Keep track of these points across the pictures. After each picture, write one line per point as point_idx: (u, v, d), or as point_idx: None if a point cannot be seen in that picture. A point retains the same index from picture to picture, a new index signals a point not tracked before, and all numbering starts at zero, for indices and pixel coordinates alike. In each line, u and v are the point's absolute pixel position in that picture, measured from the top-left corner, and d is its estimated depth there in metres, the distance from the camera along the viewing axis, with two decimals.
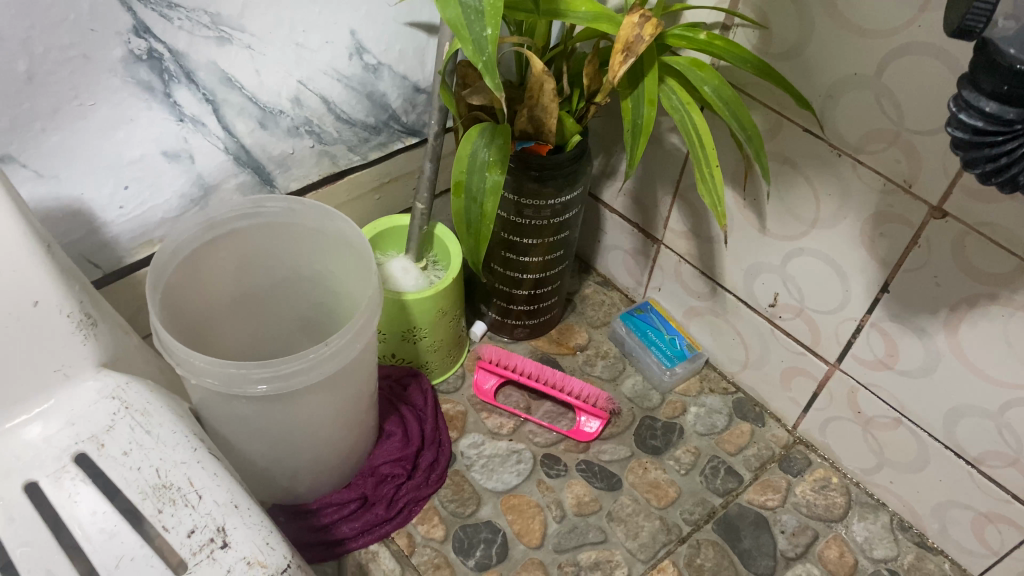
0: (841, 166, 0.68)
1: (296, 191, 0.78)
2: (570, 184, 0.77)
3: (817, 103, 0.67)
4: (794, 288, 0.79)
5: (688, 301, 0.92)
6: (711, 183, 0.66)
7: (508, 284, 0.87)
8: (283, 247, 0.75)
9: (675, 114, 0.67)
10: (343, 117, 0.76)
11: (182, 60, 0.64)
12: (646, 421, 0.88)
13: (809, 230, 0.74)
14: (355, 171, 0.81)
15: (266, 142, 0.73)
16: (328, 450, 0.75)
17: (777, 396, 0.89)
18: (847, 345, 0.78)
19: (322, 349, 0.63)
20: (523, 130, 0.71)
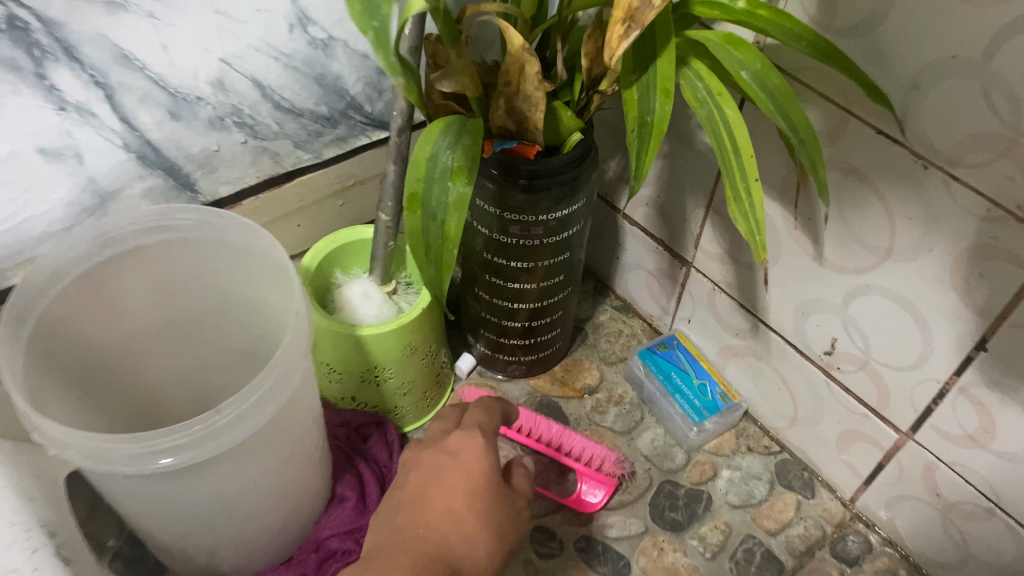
0: (926, 183, 0.51)
1: (228, 198, 0.63)
2: (569, 197, 0.60)
3: (897, 96, 0.49)
4: (858, 335, 0.61)
5: (723, 339, 0.74)
6: (746, 203, 0.49)
7: (497, 314, 0.71)
8: (205, 267, 0.60)
9: (700, 108, 0.50)
10: (284, 105, 0.60)
11: (58, 31, 0.47)
12: (665, 487, 0.71)
13: (879, 262, 0.56)
14: (307, 172, 0.66)
15: (181, 137, 0.57)
16: (258, 527, 0.59)
17: (830, 461, 0.71)
18: (925, 414, 0.60)
19: (214, 417, 0.47)
20: (502, 126, 0.55)
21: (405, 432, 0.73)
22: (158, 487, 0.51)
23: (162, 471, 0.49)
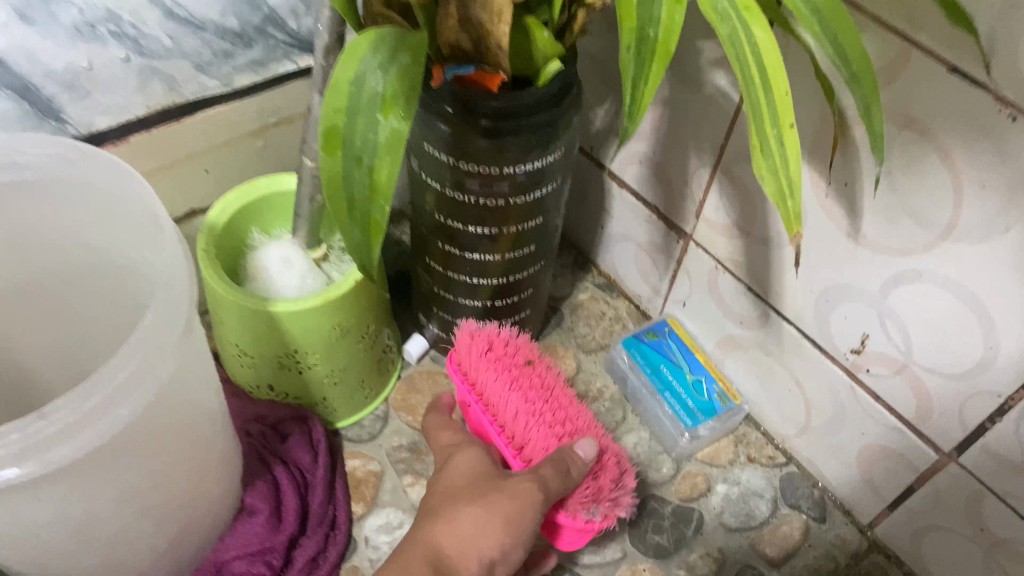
0: (1013, 140, 0.38)
1: (108, 133, 0.49)
2: (543, 145, 0.47)
3: (985, 18, 0.36)
4: (896, 331, 0.49)
5: (724, 327, 0.62)
6: (777, 157, 0.36)
7: (454, 291, 0.58)
8: (68, 224, 0.47)
9: (718, 24, 0.36)
10: (177, 13, 0.47)
11: None
12: (649, 504, 0.60)
13: (934, 242, 0.44)
14: (212, 105, 0.52)
15: (34, 47, 0.43)
16: (132, 553, 0.47)
17: (846, 479, 0.59)
18: (976, 433, 0.48)
19: (37, 426, 0.34)
20: (452, 44, 0.41)
21: (337, 429, 0.61)
22: None
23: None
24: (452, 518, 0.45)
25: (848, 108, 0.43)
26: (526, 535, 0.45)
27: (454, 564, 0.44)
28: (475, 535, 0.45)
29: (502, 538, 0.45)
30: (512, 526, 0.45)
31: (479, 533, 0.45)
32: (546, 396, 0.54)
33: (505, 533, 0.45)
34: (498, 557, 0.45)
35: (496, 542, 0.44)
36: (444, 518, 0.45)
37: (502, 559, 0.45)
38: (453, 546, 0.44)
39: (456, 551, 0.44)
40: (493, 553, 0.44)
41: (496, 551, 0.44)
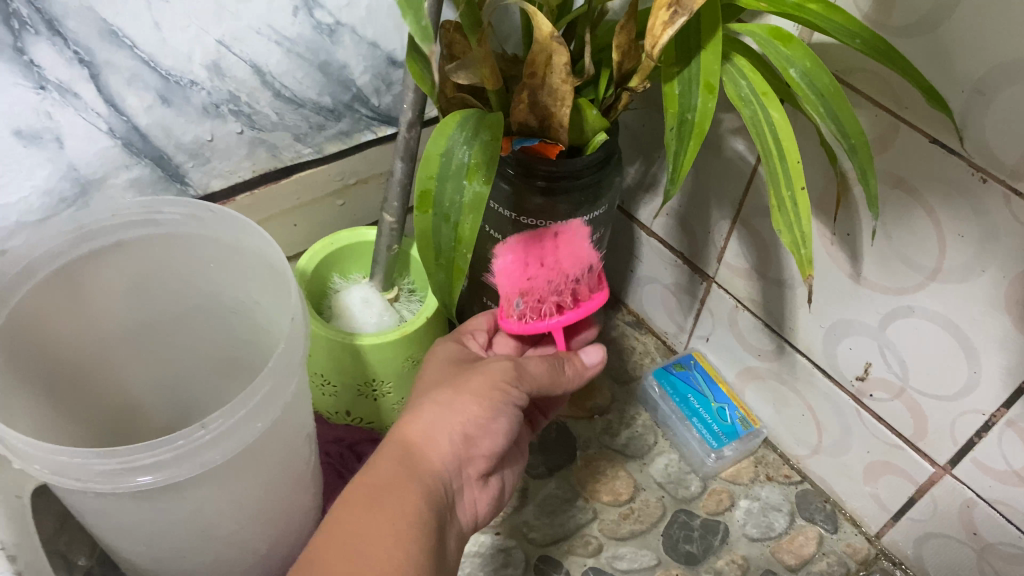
0: (984, 198, 0.46)
1: (220, 192, 0.60)
2: (590, 202, 0.56)
3: (957, 101, 0.45)
4: (894, 360, 0.57)
5: (744, 359, 0.70)
6: (792, 215, 0.44)
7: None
8: (190, 274, 0.57)
9: (743, 108, 0.45)
10: (284, 94, 0.57)
11: (40, 3, 0.44)
12: (680, 517, 0.67)
13: (924, 283, 0.52)
14: (302, 169, 0.63)
15: (172, 123, 0.54)
16: (237, 552, 0.55)
17: (855, 493, 0.67)
18: (966, 447, 0.55)
19: (200, 433, 0.43)
20: (522, 122, 0.51)
21: None
22: (132, 507, 0.46)
23: (132, 492, 0.44)
24: (418, 417, 0.47)
25: (849, 171, 0.52)
26: (506, 405, 0.49)
27: (421, 452, 0.46)
28: (447, 416, 0.47)
29: (474, 408, 0.48)
30: (484, 400, 0.48)
31: (444, 415, 0.47)
32: (536, 261, 0.55)
33: (490, 404, 0.48)
34: (469, 432, 0.47)
35: (462, 439, 0.47)
36: (409, 418, 0.47)
37: (462, 445, 0.47)
38: (422, 430, 0.47)
39: (423, 440, 0.46)
40: (460, 437, 0.47)
41: (465, 427, 0.47)
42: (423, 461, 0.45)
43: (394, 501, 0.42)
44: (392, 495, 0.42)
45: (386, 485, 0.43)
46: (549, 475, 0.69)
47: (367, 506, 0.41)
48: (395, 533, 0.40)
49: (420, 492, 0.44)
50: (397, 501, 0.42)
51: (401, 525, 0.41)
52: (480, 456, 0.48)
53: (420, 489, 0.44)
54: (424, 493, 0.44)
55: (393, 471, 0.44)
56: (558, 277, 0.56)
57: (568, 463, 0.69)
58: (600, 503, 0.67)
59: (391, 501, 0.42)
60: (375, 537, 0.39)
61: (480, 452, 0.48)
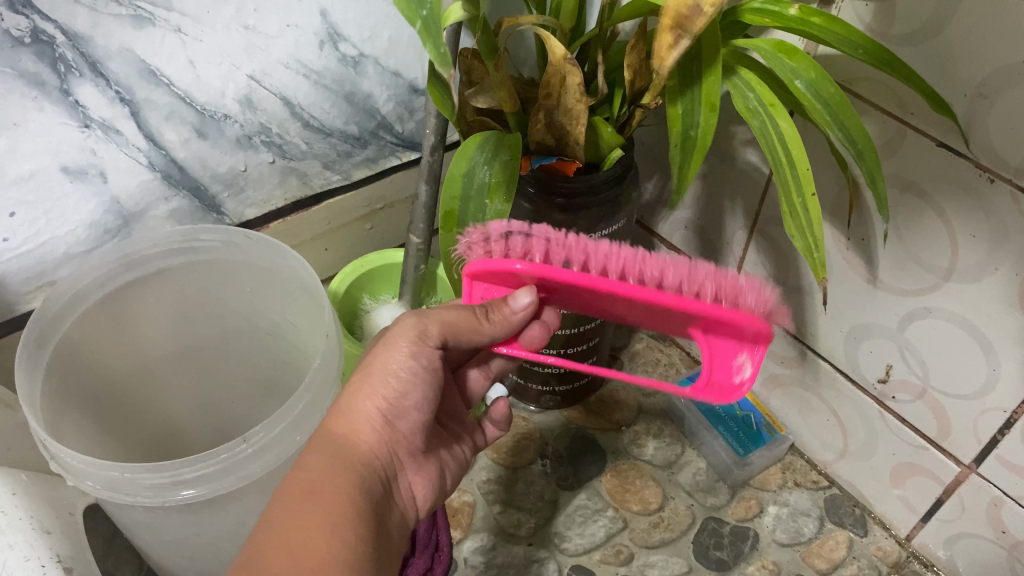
0: (993, 198, 0.47)
1: (253, 220, 0.63)
2: (608, 218, 0.57)
3: (960, 105, 0.46)
4: (915, 361, 0.58)
5: (768, 367, 0.72)
6: (803, 219, 0.46)
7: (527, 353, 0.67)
8: (227, 299, 0.59)
9: (752, 119, 0.47)
10: (312, 124, 0.60)
11: (84, 46, 0.47)
12: (709, 524, 0.68)
13: (939, 283, 0.53)
14: (333, 195, 0.66)
15: (207, 155, 0.56)
16: None
17: (883, 496, 0.67)
18: (990, 445, 0.55)
19: (242, 446, 0.45)
20: (540, 141, 0.53)
21: None
22: (178, 520, 0.48)
23: (180, 505, 0.46)
24: (341, 412, 0.43)
25: (859, 176, 0.53)
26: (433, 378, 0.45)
27: (351, 441, 0.42)
28: (364, 402, 0.43)
29: (393, 389, 0.43)
30: (397, 377, 0.43)
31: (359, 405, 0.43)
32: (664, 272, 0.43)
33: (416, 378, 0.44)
34: (387, 414, 0.44)
35: (377, 429, 0.43)
36: (335, 414, 0.43)
37: (382, 433, 0.43)
38: (346, 421, 0.43)
39: (349, 431, 0.42)
40: (378, 423, 0.43)
41: (388, 410, 0.44)
42: (352, 454, 0.41)
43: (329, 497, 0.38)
44: (329, 481, 0.39)
45: (315, 481, 0.39)
46: (580, 486, 0.70)
47: (305, 496, 0.38)
48: (333, 518, 0.37)
49: (351, 482, 0.40)
50: (340, 484, 0.40)
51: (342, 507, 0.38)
52: (410, 441, 0.45)
53: (347, 487, 0.40)
54: (362, 474, 0.41)
55: (322, 461, 0.40)
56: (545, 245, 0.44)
57: (597, 475, 0.71)
58: (630, 512, 0.68)
59: (321, 505, 0.37)
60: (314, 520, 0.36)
61: (399, 440, 0.44)
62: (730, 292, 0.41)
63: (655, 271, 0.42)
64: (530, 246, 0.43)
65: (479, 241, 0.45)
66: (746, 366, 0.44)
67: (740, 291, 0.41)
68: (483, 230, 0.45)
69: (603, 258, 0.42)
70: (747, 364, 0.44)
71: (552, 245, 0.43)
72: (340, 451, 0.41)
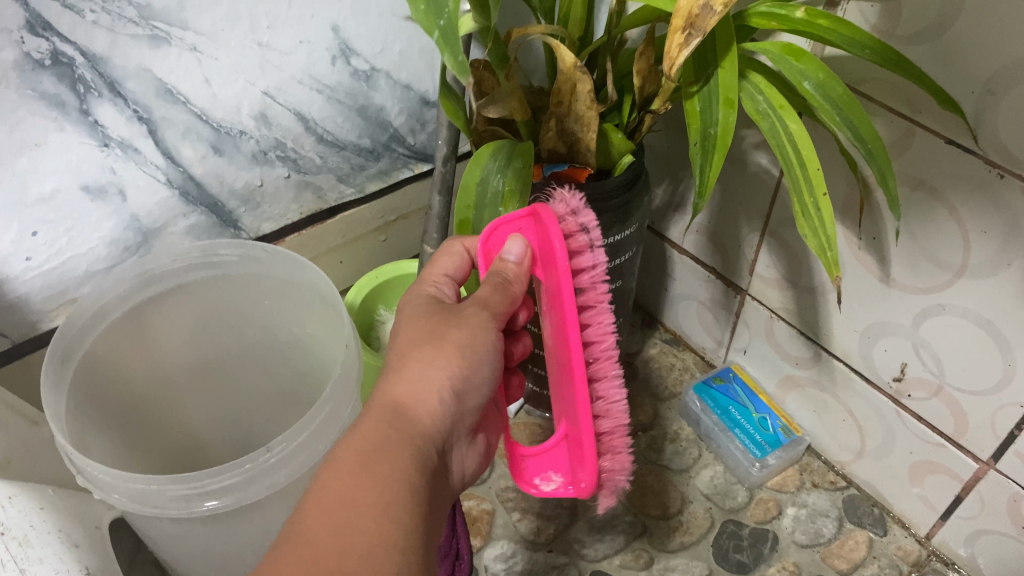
0: (1004, 193, 0.48)
1: (269, 234, 0.64)
2: (620, 223, 0.57)
3: (969, 102, 0.47)
4: (930, 358, 0.58)
5: (783, 368, 0.72)
6: (816, 219, 0.46)
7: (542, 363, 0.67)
8: (246, 313, 0.60)
9: (762, 122, 0.48)
10: (326, 138, 0.61)
11: (102, 66, 0.48)
12: (729, 527, 0.68)
13: (952, 280, 0.53)
14: (347, 208, 0.67)
15: (224, 172, 0.57)
16: None
17: (902, 495, 0.67)
18: (1008, 440, 0.55)
19: (266, 455, 0.46)
20: (552, 148, 0.54)
21: None
22: (204, 531, 0.49)
23: (206, 516, 0.47)
24: (406, 375, 0.43)
25: (869, 176, 0.54)
26: (489, 352, 0.46)
27: (412, 410, 0.42)
28: (431, 371, 0.43)
29: (460, 361, 0.44)
30: (464, 349, 0.44)
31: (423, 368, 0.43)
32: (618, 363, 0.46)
33: (476, 353, 0.45)
34: (455, 386, 0.44)
35: (443, 400, 0.43)
36: (402, 375, 0.43)
37: (448, 404, 0.43)
38: (410, 388, 0.42)
39: (412, 399, 0.42)
40: (446, 397, 0.43)
41: (455, 381, 0.44)
42: (415, 425, 0.41)
43: (381, 479, 0.38)
44: (389, 458, 0.39)
45: (372, 457, 0.38)
46: (597, 492, 0.70)
47: (355, 473, 0.37)
48: (383, 503, 0.37)
49: (412, 459, 0.40)
50: (394, 465, 0.39)
51: (397, 488, 0.38)
52: (469, 414, 0.45)
53: (406, 462, 0.39)
54: (423, 450, 0.41)
55: (381, 432, 0.40)
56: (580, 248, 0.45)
57: (614, 480, 0.71)
58: (649, 517, 0.68)
59: (375, 488, 0.37)
60: (366, 501, 0.36)
61: (461, 413, 0.44)
62: (620, 459, 0.45)
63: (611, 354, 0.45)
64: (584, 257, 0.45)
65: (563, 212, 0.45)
66: (551, 483, 0.47)
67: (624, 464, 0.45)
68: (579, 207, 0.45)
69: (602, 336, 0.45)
70: (553, 482, 0.47)
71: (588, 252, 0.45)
72: (404, 422, 0.41)
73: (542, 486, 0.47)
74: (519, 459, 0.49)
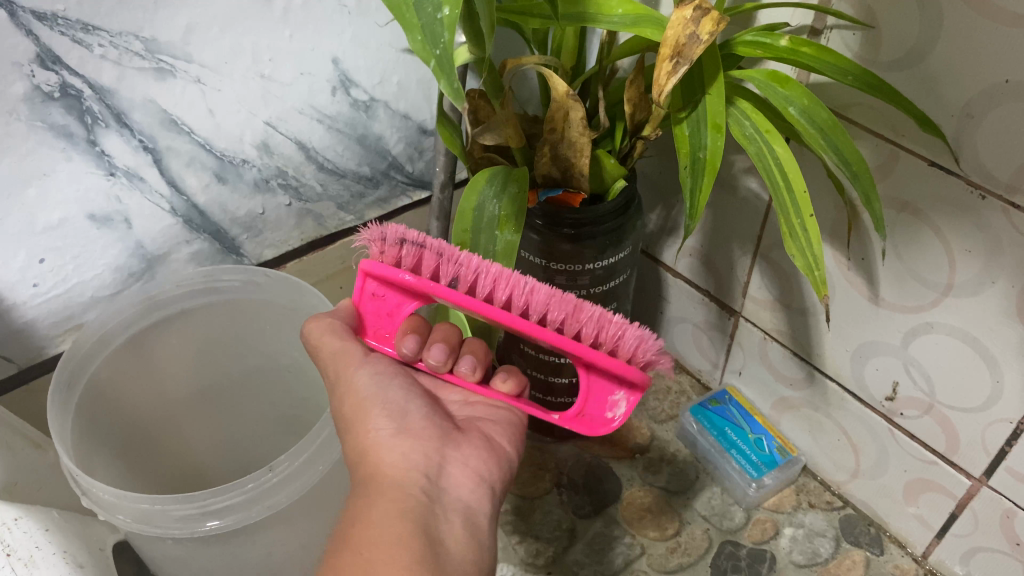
0: (986, 214, 0.49)
1: (271, 260, 0.65)
2: (614, 245, 0.59)
3: (949, 125, 0.48)
4: (920, 376, 0.59)
5: (777, 389, 0.73)
6: (803, 239, 0.48)
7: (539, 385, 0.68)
8: (248, 338, 0.61)
9: (749, 145, 0.49)
10: (326, 166, 0.63)
11: (109, 98, 0.49)
12: (726, 548, 0.68)
13: (938, 298, 0.54)
14: (347, 234, 0.69)
15: (227, 200, 0.59)
16: None
17: (897, 514, 0.68)
18: (998, 456, 0.56)
19: (267, 476, 0.47)
20: (547, 174, 0.56)
21: None
22: (207, 551, 0.49)
23: (208, 537, 0.48)
24: (359, 459, 0.44)
25: (856, 199, 0.55)
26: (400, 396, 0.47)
27: (376, 467, 0.43)
28: (364, 441, 0.45)
29: (383, 410, 0.46)
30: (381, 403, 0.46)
31: (368, 444, 0.44)
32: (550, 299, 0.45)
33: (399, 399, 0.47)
34: (395, 427, 0.45)
35: (390, 445, 0.44)
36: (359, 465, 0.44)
37: (399, 440, 0.44)
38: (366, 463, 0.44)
39: (375, 464, 0.43)
40: (388, 439, 0.44)
41: (400, 420, 0.46)
42: (379, 481, 0.42)
43: (360, 545, 0.37)
44: (368, 530, 0.38)
45: (347, 532, 0.39)
46: (596, 514, 0.71)
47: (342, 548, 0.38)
48: (373, 546, 0.37)
49: (387, 500, 0.40)
50: (376, 516, 0.39)
51: (378, 548, 0.37)
52: (431, 431, 0.46)
53: (384, 507, 0.40)
54: (394, 488, 0.41)
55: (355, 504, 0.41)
56: (442, 250, 0.46)
57: (613, 502, 0.71)
58: (648, 538, 0.69)
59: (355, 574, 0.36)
60: (357, 557, 0.37)
61: (424, 437, 0.45)
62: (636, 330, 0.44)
63: (538, 302, 0.45)
64: (422, 257, 0.46)
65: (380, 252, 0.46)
66: (620, 404, 0.46)
67: (635, 331, 0.44)
68: (382, 232, 0.46)
69: (492, 275, 0.45)
70: (621, 403, 0.46)
71: (444, 257, 0.46)
72: (371, 482, 0.42)
73: (617, 412, 0.46)
74: (579, 417, 0.47)
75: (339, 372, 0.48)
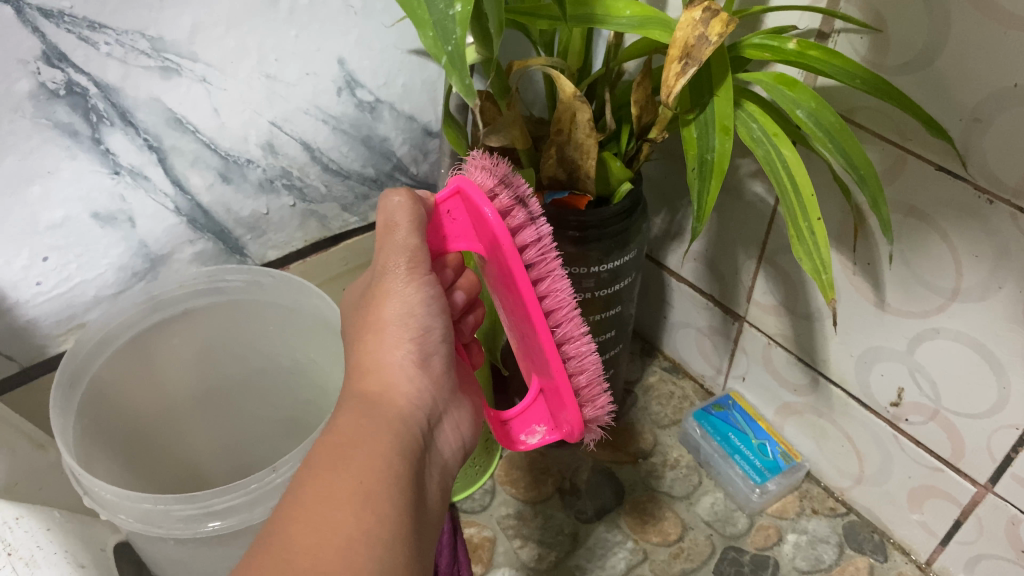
0: (993, 219, 0.49)
1: (275, 261, 0.65)
2: (619, 249, 0.58)
3: (957, 130, 0.48)
4: (926, 382, 0.58)
5: (781, 395, 0.73)
6: (811, 243, 0.47)
7: None
8: (251, 340, 0.61)
9: (757, 148, 0.49)
10: (331, 167, 0.62)
11: (115, 97, 0.49)
12: (730, 554, 0.68)
13: (944, 303, 0.54)
14: (351, 236, 0.68)
15: (231, 201, 0.59)
16: None
17: (902, 521, 0.67)
18: (1004, 463, 0.56)
19: (270, 476, 0.46)
20: (553, 176, 0.56)
21: (454, 502, 0.72)
22: (206, 552, 0.49)
23: (210, 537, 0.47)
24: (370, 371, 0.45)
25: (862, 203, 0.55)
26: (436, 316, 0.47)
27: (385, 392, 0.44)
28: (386, 354, 0.45)
29: (411, 331, 0.46)
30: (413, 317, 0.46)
31: (384, 361, 0.45)
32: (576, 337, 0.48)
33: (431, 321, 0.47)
34: (417, 356, 0.46)
35: (406, 372, 0.45)
36: (363, 376, 0.45)
37: (415, 373, 0.45)
38: (378, 381, 0.45)
39: (381, 388, 0.44)
40: (410, 368, 0.45)
41: (423, 350, 0.46)
42: (388, 406, 0.43)
43: (361, 461, 0.38)
44: (365, 449, 0.39)
45: (350, 443, 0.39)
46: (598, 519, 0.70)
47: (341, 452, 0.39)
48: (370, 465, 0.38)
49: (391, 426, 0.42)
50: (384, 437, 0.40)
51: (380, 471, 0.38)
52: (444, 377, 0.47)
53: (391, 433, 0.41)
54: (400, 423, 0.42)
55: (359, 418, 0.41)
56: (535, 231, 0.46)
57: (615, 507, 0.71)
58: (650, 544, 0.68)
59: (354, 488, 0.37)
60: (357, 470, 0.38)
61: (435, 378, 0.47)
62: (600, 403, 0.48)
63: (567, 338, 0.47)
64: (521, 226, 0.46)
65: (489, 187, 0.46)
66: (536, 435, 0.52)
67: (601, 404, 0.48)
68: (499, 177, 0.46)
69: (554, 288, 0.47)
70: (539, 435, 0.52)
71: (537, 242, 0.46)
72: (379, 401, 0.43)
73: (530, 439, 0.52)
74: (500, 423, 0.52)
75: (387, 265, 0.47)
